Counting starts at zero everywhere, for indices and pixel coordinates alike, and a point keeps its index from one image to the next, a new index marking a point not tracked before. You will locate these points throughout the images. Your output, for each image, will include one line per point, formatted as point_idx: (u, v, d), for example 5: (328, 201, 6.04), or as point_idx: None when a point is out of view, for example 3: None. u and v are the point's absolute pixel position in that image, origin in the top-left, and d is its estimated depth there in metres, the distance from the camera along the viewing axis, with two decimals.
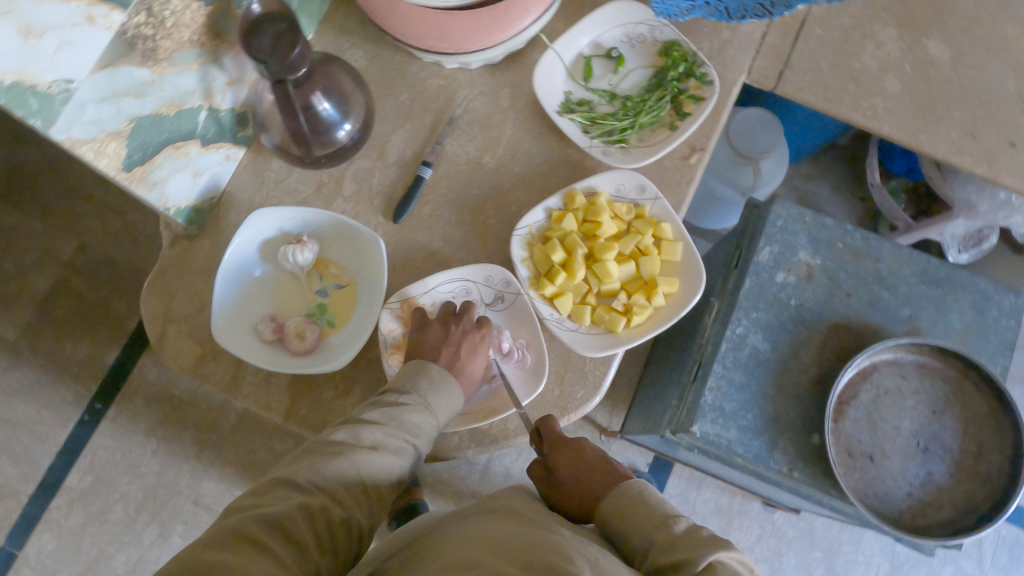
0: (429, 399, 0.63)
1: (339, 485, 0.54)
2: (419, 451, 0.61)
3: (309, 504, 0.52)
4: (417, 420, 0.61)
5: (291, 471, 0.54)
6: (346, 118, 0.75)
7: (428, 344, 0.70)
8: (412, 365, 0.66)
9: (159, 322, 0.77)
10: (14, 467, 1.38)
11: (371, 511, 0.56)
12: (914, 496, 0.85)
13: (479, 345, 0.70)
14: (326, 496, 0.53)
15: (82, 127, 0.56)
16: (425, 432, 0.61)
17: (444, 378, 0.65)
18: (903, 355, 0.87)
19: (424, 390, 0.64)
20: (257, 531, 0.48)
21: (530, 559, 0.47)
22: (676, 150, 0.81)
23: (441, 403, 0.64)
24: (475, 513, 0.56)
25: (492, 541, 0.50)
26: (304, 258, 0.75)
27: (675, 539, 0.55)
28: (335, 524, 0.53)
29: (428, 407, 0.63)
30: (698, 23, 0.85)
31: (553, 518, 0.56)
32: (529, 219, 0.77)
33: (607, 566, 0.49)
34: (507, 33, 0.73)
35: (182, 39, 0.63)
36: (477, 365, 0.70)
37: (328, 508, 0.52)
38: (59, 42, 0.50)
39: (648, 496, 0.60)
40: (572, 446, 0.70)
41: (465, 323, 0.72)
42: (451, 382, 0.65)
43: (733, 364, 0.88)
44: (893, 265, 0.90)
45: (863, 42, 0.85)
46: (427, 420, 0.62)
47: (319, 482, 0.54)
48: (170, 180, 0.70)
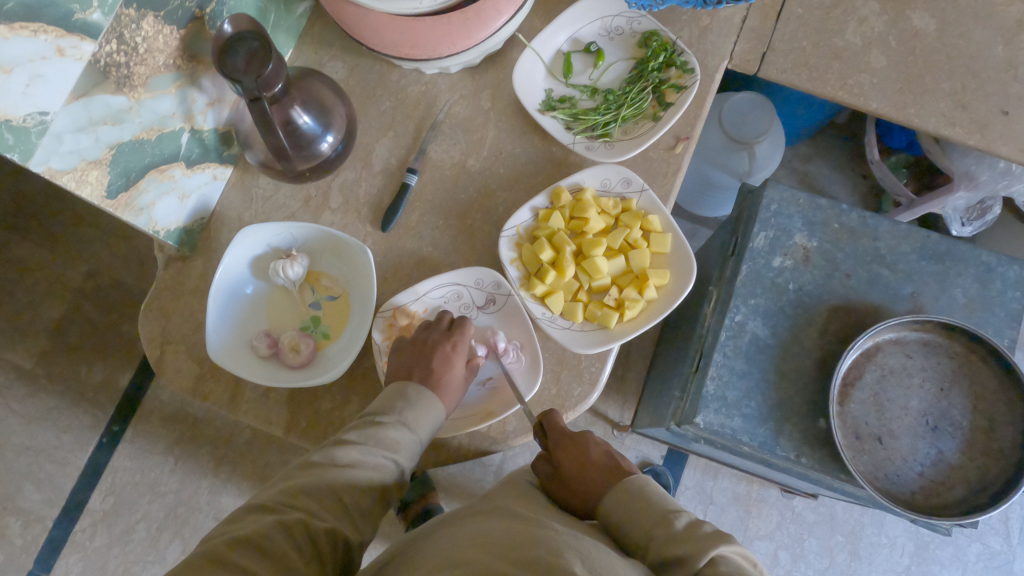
0: (408, 415, 0.63)
1: (314, 502, 0.55)
2: (400, 465, 0.61)
3: (285, 521, 0.52)
4: (393, 436, 0.61)
5: (265, 497, 0.55)
6: (327, 130, 0.75)
7: (406, 360, 0.70)
8: (393, 386, 0.66)
9: (158, 344, 0.77)
10: (37, 492, 1.40)
11: (358, 525, 0.56)
12: (926, 476, 0.83)
13: (451, 354, 0.70)
14: (304, 512, 0.54)
15: (60, 157, 0.57)
16: (405, 448, 0.62)
17: (418, 394, 0.65)
18: (907, 333, 0.86)
19: (400, 407, 0.64)
20: (226, 550, 0.49)
21: (519, 555, 0.48)
22: (661, 141, 0.81)
23: (420, 417, 0.64)
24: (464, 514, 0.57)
25: (485, 541, 0.50)
26: (294, 272, 0.76)
27: (678, 533, 0.54)
28: (318, 536, 0.53)
29: (407, 423, 0.63)
30: (677, 11, 0.84)
31: (549, 516, 0.56)
32: (516, 219, 0.77)
33: (600, 561, 0.49)
34: (479, 35, 0.73)
35: (156, 64, 0.64)
36: (454, 372, 0.70)
37: (307, 521, 0.53)
38: (30, 76, 0.51)
39: (651, 492, 0.60)
40: (575, 440, 0.69)
41: (434, 333, 0.72)
42: (427, 396, 0.65)
43: (733, 352, 0.87)
44: (891, 242, 0.89)
45: (846, 18, 0.83)
46: (407, 437, 0.62)
47: (294, 501, 0.55)
48: (157, 204, 0.71)
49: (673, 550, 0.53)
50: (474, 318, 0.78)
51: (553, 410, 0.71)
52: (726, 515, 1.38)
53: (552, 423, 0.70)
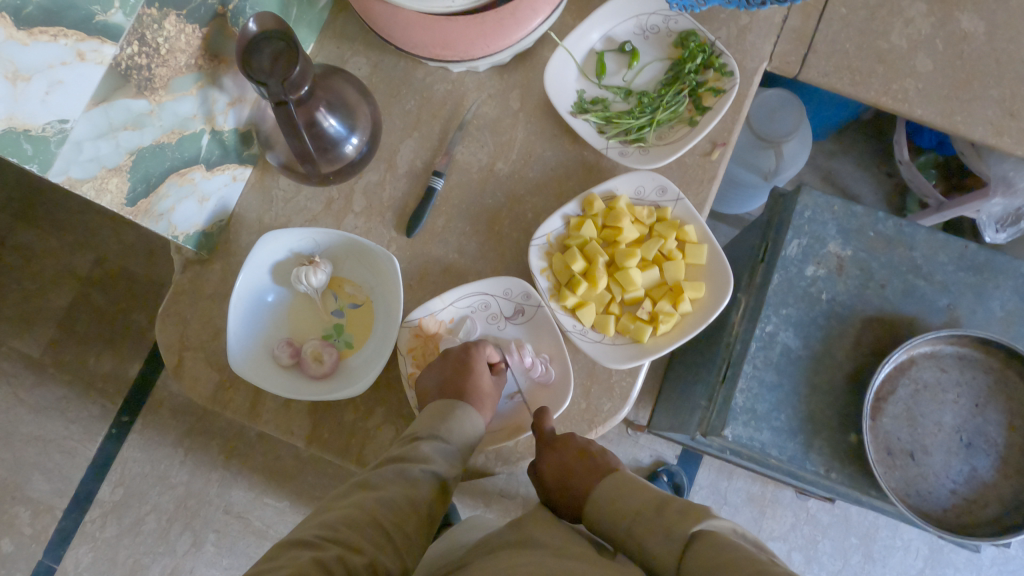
0: (439, 428, 0.63)
1: (349, 533, 0.52)
2: (442, 477, 0.60)
3: (321, 557, 0.50)
4: (425, 450, 0.61)
5: (300, 533, 0.53)
6: (352, 132, 0.73)
7: (431, 383, 0.68)
8: (438, 406, 0.65)
9: (176, 351, 0.75)
10: (47, 482, 1.39)
11: (401, 552, 0.54)
12: (958, 493, 0.82)
13: (474, 366, 0.69)
14: (342, 546, 0.51)
15: (80, 166, 0.54)
16: (440, 461, 0.61)
17: (448, 408, 0.64)
18: (942, 347, 0.84)
19: (434, 423, 0.63)
20: None
21: None
22: (697, 146, 0.78)
23: (453, 426, 0.64)
24: (506, 550, 0.55)
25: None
26: (317, 280, 0.73)
27: (662, 523, 0.53)
28: (356, 568, 0.50)
29: (440, 434, 0.63)
30: (715, 9, 0.80)
31: (587, 550, 0.54)
32: (547, 227, 0.74)
33: None
34: (514, 36, 0.70)
35: (178, 64, 0.61)
36: (481, 380, 0.68)
37: (343, 556, 0.50)
38: (49, 83, 0.48)
39: (630, 487, 0.59)
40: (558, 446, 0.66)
41: (453, 350, 0.71)
42: (461, 408, 0.64)
43: (764, 363, 0.85)
44: (929, 252, 0.87)
45: (891, 19, 0.80)
46: (443, 451, 0.62)
47: (332, 535, 0.52)
48: (177, 208, 0.68)
49: (659, 540, 0.52)
50: (501, 328, 0.76)
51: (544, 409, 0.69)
52: (740, 516, 1.37)
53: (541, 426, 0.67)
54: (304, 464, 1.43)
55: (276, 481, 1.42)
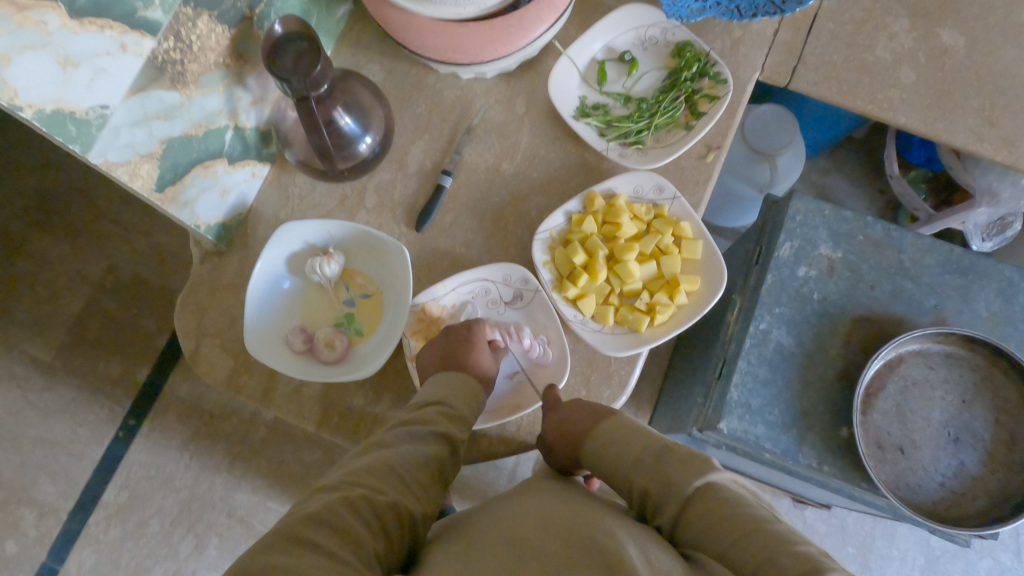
0: (443, 395, 0.66)
1: (371, 477, 0.56)
2: (451, 437, 0.64)
3: (347, 497, 0.53)
4: (434, 415, 0.65)
5: (329, 480, 0.56)
6: (367, 131, 0.77)
7: (433, 356, 0.73)
8: (444, 377, 0.69)
9: (193, 338, 0.79)
10: (52, 484, 1.40)
11: (418, 497, 0.57)
12: (947, 487, 0.84)
13: (472, 342, 0.74)
14: (367, 488, 0.54)
15: (117, 150, 0.59)
16: (446, 423, 0.64)
17: (447, 376, 0.68)
18: (929, 346, 0.87)
19: (439, 390, 0.67)
20: (301, 529, 0.50)
21: (598, 541, 0.50)
22: (693, 149, 0.82)
23: (456, 393, 0.67)
24: (524, 499, 0.59)
25: (556, 523, 0.53)
26: (331, 269, 0.77)
27: (667, 478, 0.58)
28: (380, 508, 0.53)
29: (444, 399, 0.66)
30: (710, 23, 0.85)
31: (594, 506, 0.57)
32: (549, 222, 0.78)
33: (644, 535, 0.54)
34: (520, 42, 0.75)
35: (207, 61, 0.65)
36: (480, 356, 0.73)
37: (368, 496, 0.54)
38: (95, 71, 0.53)
39: (632, 433, 0.65)
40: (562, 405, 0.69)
41: (456, 327, 0.75)
42: (459, 376, 0.69)
43: (758, 359, 0.88)
44: (916, 255, 0.90)
45: (876, 34, 0.85)
46: (451, 419, 0.65)
47: (357, 479, 0.55)
48: (200, 199, 0.72)
49: (658, 487, 0.59)
50: (501, 313, 0.79)
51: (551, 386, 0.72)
52: None
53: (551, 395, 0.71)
54: (308, 469, 1.45)
55: (280, 485, 1.44)
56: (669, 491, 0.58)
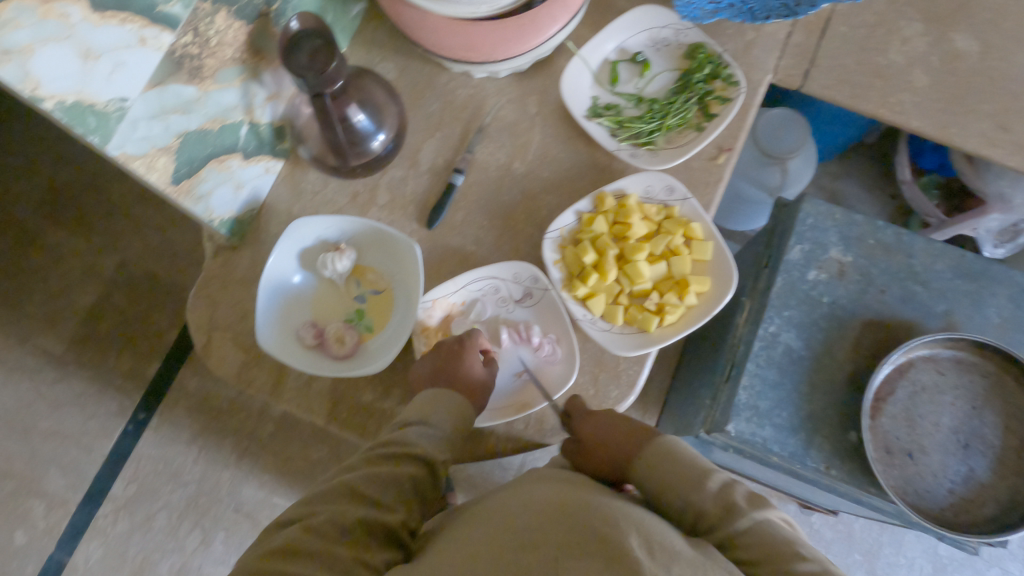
0: (436, 418, 0.66)
1: (334, 500, 0.58)
2: (428, 453, 0.64)
3: (307, 524, 0.56)
4: (412, 434, 0.65)
5: (298, 509, 0.59)
6: (380, 129, 0.78)
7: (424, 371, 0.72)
8: (429, 394, 0.68)
9: (205, 331, 0.79)
10: (62, 477, 1.41)
11: (391, 511, 0.59)
12: (956, 493, 0.84)
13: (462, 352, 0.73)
14: (330, 511, 0.57)
15: (134, 144, 0.59)
16: (422, 441, 0.64)
17: (435, 396, 0.68)
18: (939, 351, 0.87)
19: (423, 410, 0.67)
20: (262, 562, 0.53)
21: (602, 530, 0.51)
22: (704, 151, 0.82)
23: (439, 412, 0.67)
24: (529, 485, 0.60)
25: (552, 511, 0.54)
26: (342, 265, 0.77)
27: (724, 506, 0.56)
28: (343, 528, 0.55)
29: (425, 419, 0.66)
30: (723, 25, 0.85)
31: (603, 495, 0.58)
32: (560, 222, 0.79)
33: (651, 524, 0.54)
34: (533, 42, 0.75)
35: (225, 57, 0.66)
36: (471, 369, 0.72)
37: (328, 519, 0.56)
38: (114, 64, 0.53)
39: (680, 453, 0.61)
40: (596, 414, 0.70)
41: (447, 341, 0.74)
42: (447, 395, 0.67)
43: (766, 362, 0.88)
44: (926, 260, 0.90)
45: (888, 38, 0.85)
46: (430, 437, 0.65)
47: (322, 505, 0.58)
48: (214, 193, 0.73)
49: (713, 510, 0.56)
50: (511, 311, 0.80)
51: (575, 396, 0.73)
52: None
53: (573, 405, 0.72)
54: (315, 465, 1.46)
55: (286, 481, 1.45)
56: (727, 512, 0.55)
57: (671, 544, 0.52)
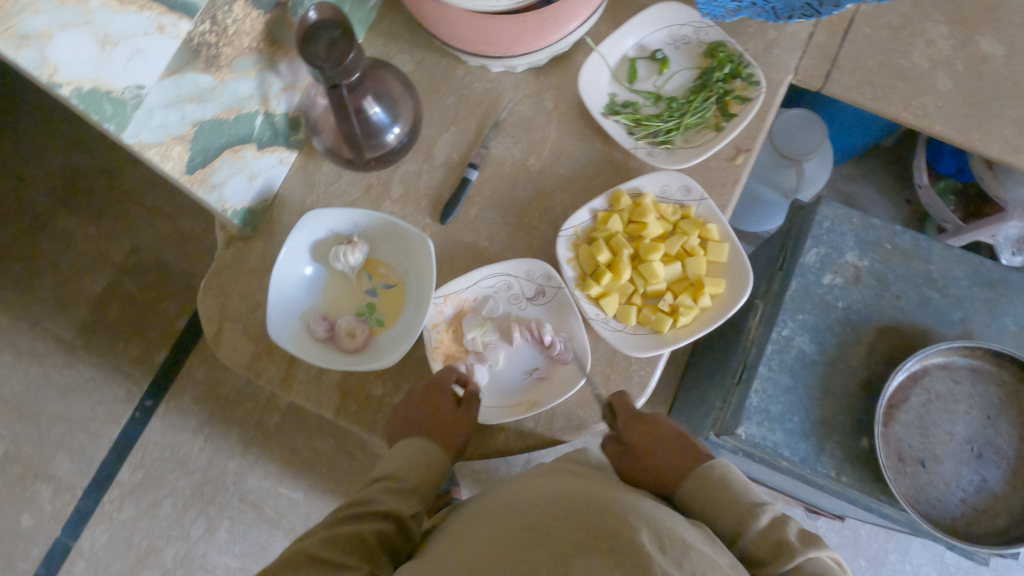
0: (411, 472, 0.66)
1: (330, 553, 0.56)
2: (399, 510, 0.62)
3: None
4: (383, 492, 0.64)
5: (297, 551, 0.56)
6: (395, 122, 0.77)
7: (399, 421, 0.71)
8: (398, 448, 0.68)
9: (215, 321, 0.79)
10: (69, 461, 1.42)
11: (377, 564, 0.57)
12: (968, 503, 0.83)
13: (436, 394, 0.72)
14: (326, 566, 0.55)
15: (150, 132, 0.59)
16: (393, 499, 0.63)
17: (404, 446, 0.68)
18: (955, 359, 0.86)
19: (393, 464, 0.67)
20: None
21: (609, 524, 0.51)
22: (722, 151, 0.81)
23: (409, 462, 0.67)
24: (539, 479, 0.59)
25: (561, 506, 0.54)
26: (355, 258, 0.77)
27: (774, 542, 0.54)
28: None
29: (394, 473, 0.66)
30: (744, 24, 0.84)
31: (617, 491, 0.57)
32: (574, 219, 0.78)
33: (661, 517, 0.53)
34: (552, 36, 0.74)
35: (242, 46, 0.65)
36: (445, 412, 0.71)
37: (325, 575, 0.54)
38: (132, 51, 0.53)
39: (732, 479, 0.62)
40: (646, 420, 0.71)
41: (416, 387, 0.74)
42: (413, 440, 0.68)
43: (779, 366, 0.87)
44: (944, 267, 0.89)
45: (912, 40, 0.83)
46: (401, 495, 0.64)
47: (320, 555, 0.56)
48: (228, 183, 0.73)
49: (766, 547, 0.55)
50: (523, 309, 0.79)
51: (622, 390, 0.73)
52: None
53: (624, 403, 0.72)
54: (321, 457, 1.46)
55: (292, 472, 1.45)
56: (778, 550, 0.53)
57: (681, 537, 0.51)
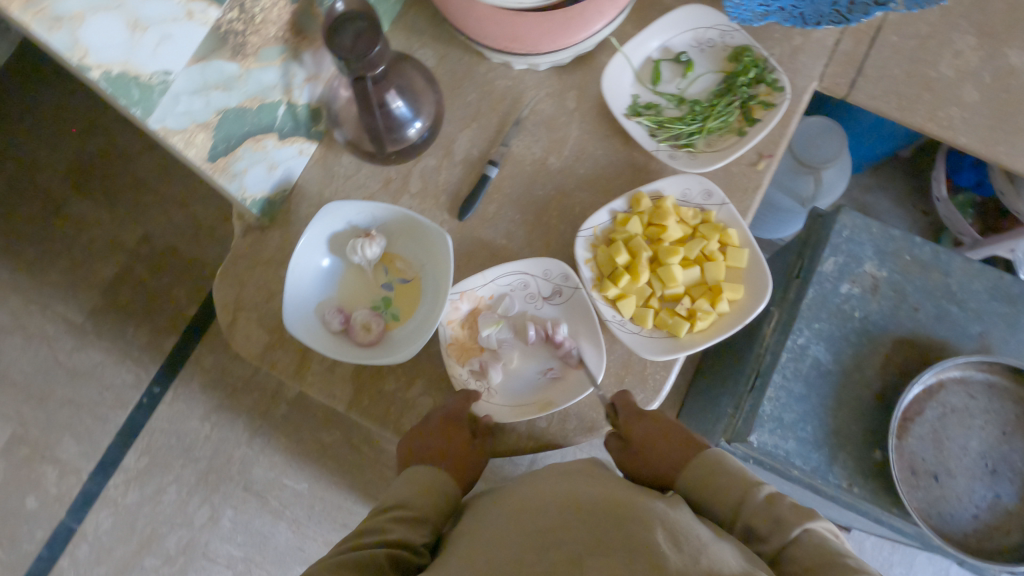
0: (422, 500, 0.67)
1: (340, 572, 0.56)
2: (410, 537, 0.62)
3: None
4: (392, 519, 0.64)
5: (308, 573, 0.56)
6: (417, 117, 0.77)
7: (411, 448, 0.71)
8: (406, 478, 0.69)
9: (231, 310, 0.79)
10: (76, 445, 1.43)
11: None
12: (981, 519, 0.82)
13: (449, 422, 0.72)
14: None
15: (176, 118, 0.59)
16: (401, 525, 0.63)
17: (411, 475, 0.69)
18: (972, 374, 0.85)
19: (401, 494, 0.67)
20: None
21: (622, 522, 0.51)
22: (744, 156, 0.81)
23: (417, 491, 0.68)
24: (550, 481, 0.60)
25: (573, 505, 0.54)
26: (372, 252, 0.77)
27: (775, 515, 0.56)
28: None
29: (402, 502, 0.66)
30: (769, 29, 0.84)
31: (629, 491, 0.57)
32: (594, 220, 0.78)
33: (676, 517, 0.53)
34: (579, 35, 0.74)
35: (268, 35, 0.64)
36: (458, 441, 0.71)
37: None
38: (160, 37, 0.52)
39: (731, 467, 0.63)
40: (645, 415, 0.71)
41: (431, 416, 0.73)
42: (420, 467, 0.70)
43: (793, 374, 0.87)
44: (963, 280, 0.88)
45: (940, 50, 0.83)
46: (411, 522, 0.64)
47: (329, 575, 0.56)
48: (249, 172, 0.73)
49: (765, 522, 0.56)
50: (539, 308, 0.78)
51: (625, 391, 0.72)
52: None
53: (626, 401, 0.71)
54: (327, 449, 1.46)
55: (297, 463, 1.45)
56: (776, 526, 0.55)
57: (696, 536, 0.51)
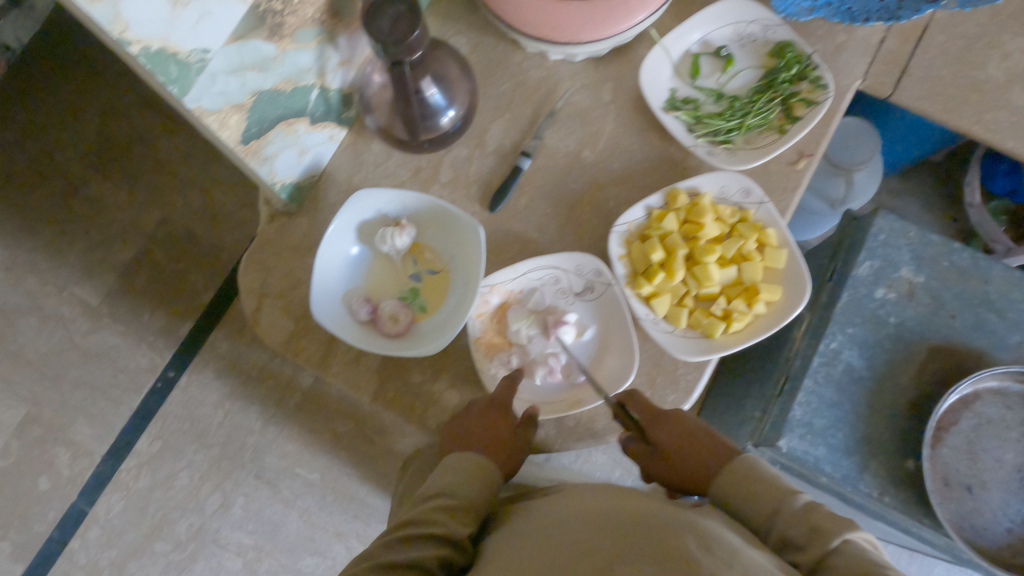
0: (465, 489, 0.64)
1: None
2: (456, 530, 0.60)
3: None
4: (435, 509, 0.61)
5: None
6: (450, 105, 0.76)
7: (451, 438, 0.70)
8: (449, 464, 0.66)
9: (255, 296, 0.77)
10: (90, 427, 1.42)
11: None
12: (1015, 533, 0.80)
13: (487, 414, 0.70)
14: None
15: (211, 98, 0.58)
16: (445, 516, 0.60)
17: (455, 463, 0.66)
18: (1009, 385, 0.82)
19: (444, 481, 0.64)
20: None
21: (655, 533, 0.49)
22: (783, 155, 0.79)
23: (462, 479, 0.65)
24: (575, 498, 0.58)
25: (601, 522, 0.52)
26: (401, 242, 0.75)
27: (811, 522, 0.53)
28: None
29: (448, 490, 0.63)
30: (813, 25, 0.82)
31: (654, 501, 0.55)
32: (629, 216, 0.76)
33: (708, 526, 0.51)
34: (620, 26, 0.72)
35: (306, 16, 0.62)
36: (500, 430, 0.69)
37: None
38: (201, 13, 0.51)
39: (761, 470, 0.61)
40: (663, 417, 0.69)
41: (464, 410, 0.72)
42: (465, 457, 0.66)
43: (825, 379, 0.85)
44: (1003, 288, 0.86)
45: (988, 51, 0.80)
46: (457, 513, 0.61)
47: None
48: (279, 156, 0.72)
49: (802, 530, 0.53)
50: (570, 304, 0.77)
51: (635, 390, 0.70)
52: None
53: (641, 404, 0.69)
54: (340, 439, 1.45)
55: (310, 453, 1.45)
56: (813, 534, 0.52)
57: (730, 544, 0.49)
